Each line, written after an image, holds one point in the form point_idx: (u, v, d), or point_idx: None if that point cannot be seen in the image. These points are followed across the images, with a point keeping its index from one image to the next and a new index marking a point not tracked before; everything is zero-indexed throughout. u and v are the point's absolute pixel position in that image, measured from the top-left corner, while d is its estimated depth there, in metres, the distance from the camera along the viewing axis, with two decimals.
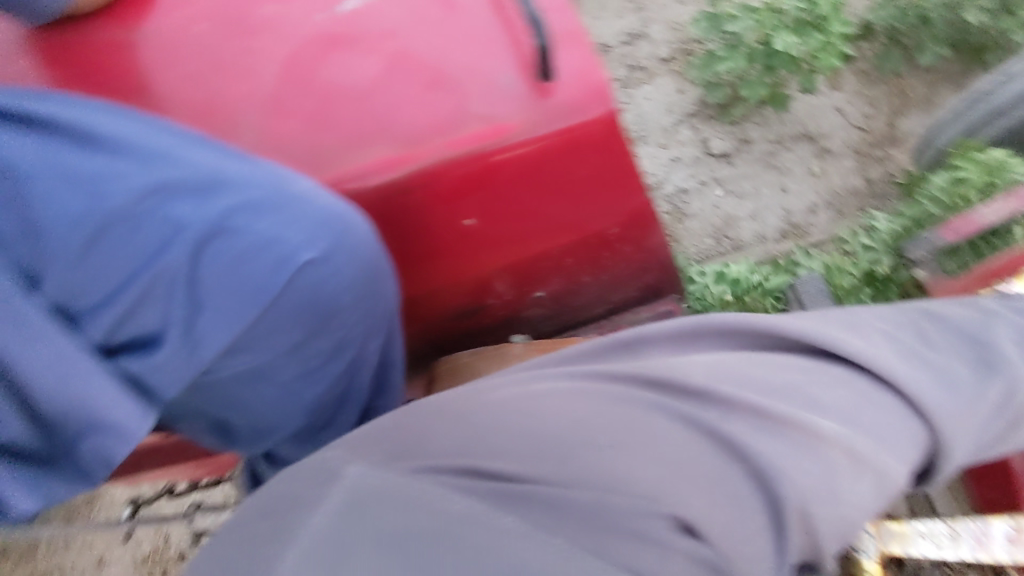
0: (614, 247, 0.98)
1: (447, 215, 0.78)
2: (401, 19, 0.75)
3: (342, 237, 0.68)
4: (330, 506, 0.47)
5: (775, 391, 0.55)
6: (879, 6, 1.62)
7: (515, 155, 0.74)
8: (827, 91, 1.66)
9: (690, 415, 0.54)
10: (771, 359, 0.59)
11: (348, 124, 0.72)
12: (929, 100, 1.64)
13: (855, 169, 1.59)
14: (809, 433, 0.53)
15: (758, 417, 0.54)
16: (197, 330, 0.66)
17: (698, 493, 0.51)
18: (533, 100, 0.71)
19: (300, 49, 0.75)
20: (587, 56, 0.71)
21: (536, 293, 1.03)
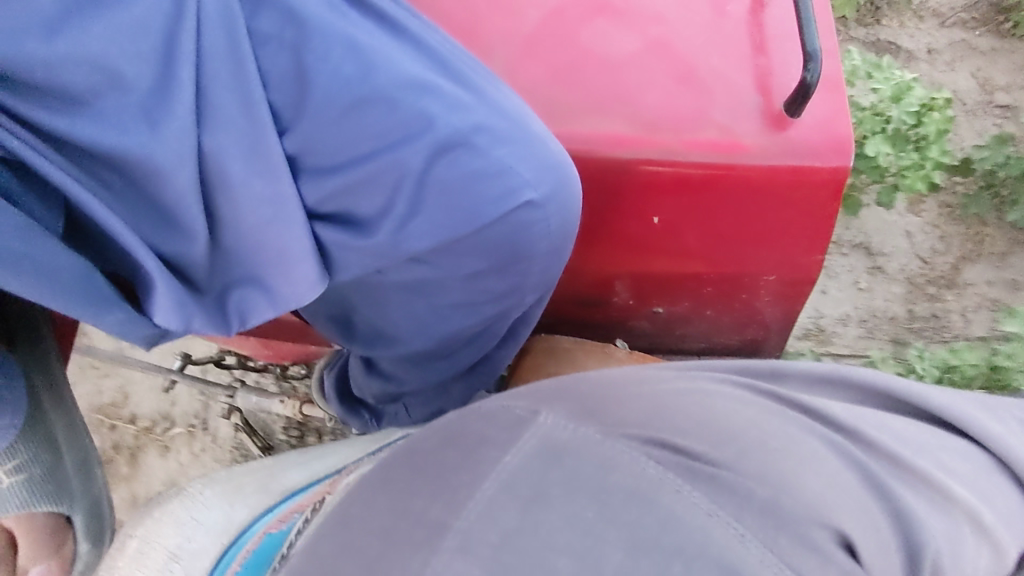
0: (754, 293, 0.94)
1: (642, 209, 0.77)
2: (671, 8, 0.77)
3: (563, 187, 0.68)
4: (526, 447, 0.43)
5: (930, 452, 0.50)
6: (987, 147, 1.50)
7: (735, 175, 0.72)
8: (902, 211, 1.56)
9: (863, 457, 0.47)
10: (906, 422, 0.53)
11: (591, 86, 0.72)
12: (1004, 256, 1.52)
13: (901, 297, 1.50)
14: (960, 505, 0.48)
15: (918, 474, 0.48)
16: (404, 227, 0.67)
17: (865, 522, 0.43)
18: (773, 131, 0.71)
19: (571, 7, 0.77)
20: (835, 108, 0.73)
21: (658, 309, 1.00)
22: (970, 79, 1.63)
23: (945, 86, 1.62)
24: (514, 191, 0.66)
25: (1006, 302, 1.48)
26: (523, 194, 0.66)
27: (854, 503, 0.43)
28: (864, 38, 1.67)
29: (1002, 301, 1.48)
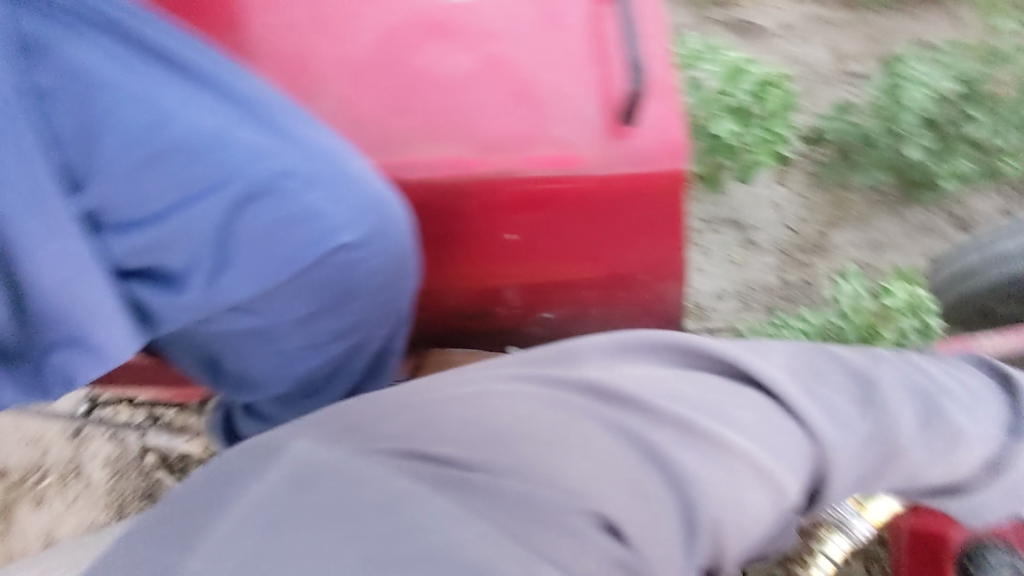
0: (632, 289, 0.96)
1: (496, 226, 0.80)
2: (503, 24, 0.76)
3: (382, 223, 0.67)
4: (271, 483, 0.51)
5: (715, 406, 0.56)
6: (832, 118, 1.60)
7: (576, 187, 0.74)
8: (768, 184, 1.66)
9: (642, 431, 0.54)
10: (700, 381, 0.58)
11: (426, 113, 0.73)
12: (868, 219, 1.60)
13: (774, 268, 1.59)
14: (744, 458, 0.53)
15: (682, 428, 0.54)
16: (219, 280, 0.67)
17: (622, 488, 0.50)
18: (610, 140, 0.73)
19: (402, 31, 0.76)
20: (670, 114, 0.75)
21: (544, 314, 1.01)
22: (824, 51, 1.75)
23: (799, 61, 1.75)
24: (330, 235, 0.65)
25: (873, 264, 1.56)
26: (337, 237, 0.66)
27: (615, 476, 0.51)
28: (723, 20, 1.81)
29: (867, 263, 1.56)
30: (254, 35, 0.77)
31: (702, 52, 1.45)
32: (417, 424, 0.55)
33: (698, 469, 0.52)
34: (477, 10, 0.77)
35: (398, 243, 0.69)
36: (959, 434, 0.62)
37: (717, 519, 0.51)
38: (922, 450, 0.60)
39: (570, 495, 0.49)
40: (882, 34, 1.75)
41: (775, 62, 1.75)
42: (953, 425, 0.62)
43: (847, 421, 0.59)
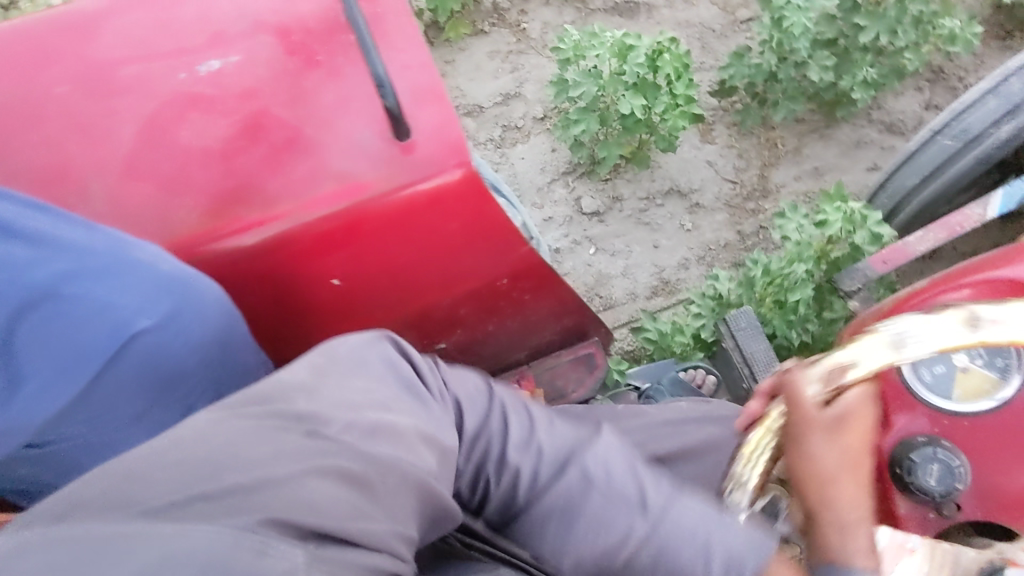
0: (511, 296, 0.97)
1: (316, 272, 0.79)
2: (263, 77, 0.76)
3: (186, 299, 0.65)
4: None
5: (398, 405, 0.57)
6: (731, 65, 1.65)
7: (375, 212, 0.76)
8: (697, 146, 1.71)
9: (321, 430, 0.51)
10: (358, 381, 0.56)
11: (202, 187, 0.73)
12: (799, 150, 1.70)
13: (726, 223, 1.65)
14: (405, 430, 0.54)
15: (359, 425, 0.52)
16: (17, 410, 0.58)
17: (318, 479, 0.48)
18: (389, 159, 0.75)
19: (156, 110, 0.74)
20: (444, 114, 0.75)
21: (439, 345, 1.02)
22: (711, 8, 1.83)
23: (691, 22, 1.82)
24: (123, 327, 0.63)
25: (816, 189, 1.66)
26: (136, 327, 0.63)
27: (339, 458, 0.49)
28: (603, 7, 1.83)
29: (812, 191, 1.66)
30: (10, 161, 0.71)
31: (584, 43, 1.46)
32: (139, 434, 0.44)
33: (373, 450, 0.51)
34: (234, 71, 0.75)
35: (214, 323, 0.67)
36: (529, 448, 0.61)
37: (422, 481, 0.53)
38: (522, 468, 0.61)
39: (296, 475, 0.47)
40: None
41: (668, 29, 1.81)
42: (508, 430, 0.63)
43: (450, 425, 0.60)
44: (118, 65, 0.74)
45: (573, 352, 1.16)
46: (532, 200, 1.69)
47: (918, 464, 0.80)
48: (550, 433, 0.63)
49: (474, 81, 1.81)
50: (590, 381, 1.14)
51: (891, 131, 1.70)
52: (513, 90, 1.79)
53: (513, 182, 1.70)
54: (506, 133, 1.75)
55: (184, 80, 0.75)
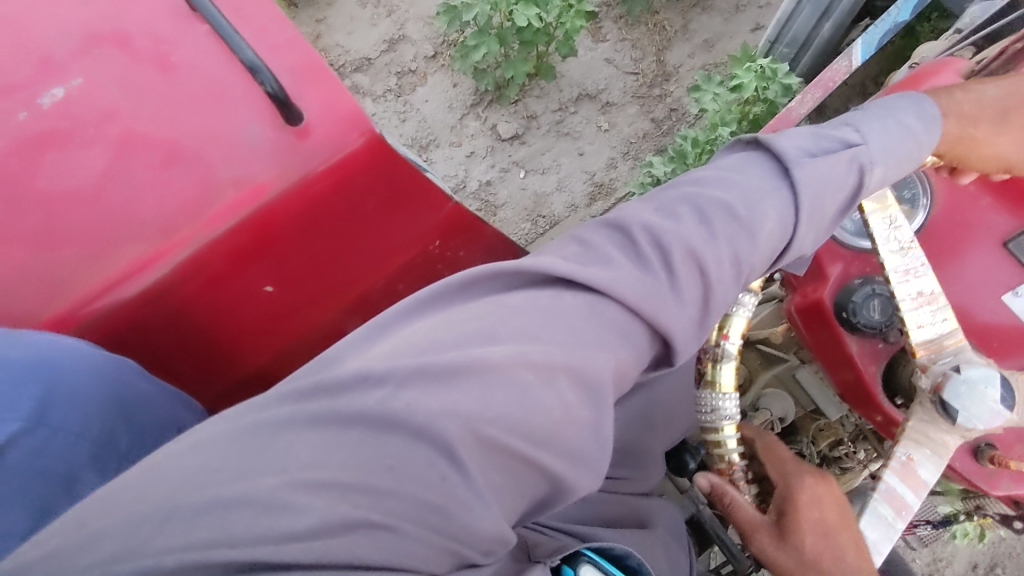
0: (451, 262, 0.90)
1: (242, 287, 0.75)
2: (118, 97, 0.67)
3: (56, 382, 0.64)
4: None
5: (523, 318, 0.52)
6: None
7: (283, 209, 0.74)
8: (591, 46, 1.76)
9: (377, 406, 0.47)
10: (457, 316, 0.53)
11: (86, 233, 0.66)
12: (686, 27, 1.77)
13: (639, 114, 1.71)
14: (511, 364, 0.49)
15: (452, 351, 0.50)
16: None
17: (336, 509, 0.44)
18: (282, 150, 0.72)
19: (2, 164, 0.65)
20: (331, 89, 0.72)
21: None
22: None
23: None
24: None
25: (712, 63, 1.74)
26: (9, 429, 0.62)
27: (337, 470, 0.45)
28: None
29: (709, 64, 1.74)
30: None
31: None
32: (177, 485, 0.44)
33: (486, 365, 0.49)
34: (81, 95, 0.66)
35: (94, 405, 0.65)
36: (747, 221, 0.58)
37: (569, 366, 0.51)
38: (715, 247, 0.57)
39: (273, 500, 0.43)
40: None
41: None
42: (681, 239, 0.56)
43: (614, 265, 0.56)
44: None
45: None
46: (447, 140, 1.70)
47: (861, 303, 0.82)
48: (761, 188, 0.59)
49: (354, 34, 1.76)
50: None
51: None
52: (396, 34, 1.75)
53: (423, 129, 1.70)
54: (402, 79, 1.73)
55: (26, 120, 0.64)
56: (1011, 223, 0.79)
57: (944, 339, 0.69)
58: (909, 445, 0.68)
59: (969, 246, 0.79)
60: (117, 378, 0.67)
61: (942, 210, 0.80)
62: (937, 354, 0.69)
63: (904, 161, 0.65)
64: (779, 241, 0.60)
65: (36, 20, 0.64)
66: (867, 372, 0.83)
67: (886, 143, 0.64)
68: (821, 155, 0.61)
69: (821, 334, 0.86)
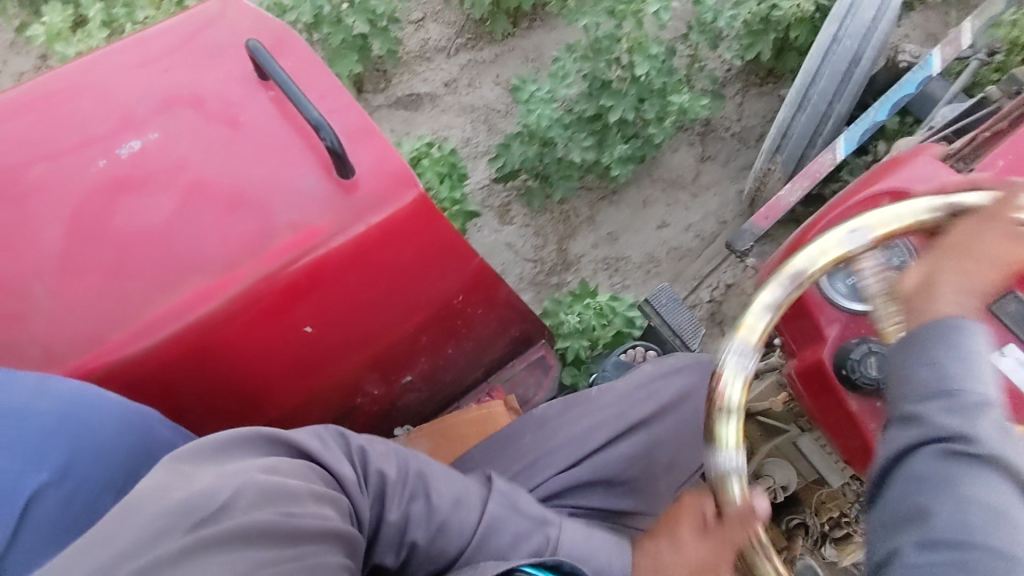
0: (464, 313, 1.07)
1: (285, 328, 0.80)
2: (189, 150, 0.76)
3: (85, 432, 0.65)
4: None
5: (298, 469, 0.65)
6: (508, 152, 1.64)
7: (331, 255, 0.78)
8: (495, 229, 1.75)
9: (240, 516, 0.58)
10: (232, 466, 0.62)
11: (152, 266, 0.72)
12: (593, 218, 1.75)
13: (533, 301, 1.69)
14: (303, 491, 0.62)
15: (267, 490, 0.60)
16: None
17: None
18: (336, 200, 0.77)
19: (82, 204, 0.72)
20: (380, 148, 0.79)
21: (406, 379, 1.09)
22: (494, 88, 1.87)
23: (475, 106, 1.86)
24: (23, 485, 0.61)
25: (613, 255, 1.70)
26: (35, 482, 0.61)
27: None
28: (386, 102, 1.87)
29: (610, 258, 1.70)
30: None
31: None
32: None
33: (291, 489, 0.62)
34: (157, 149, 0.75)
35: (117, 455, 0.66)
36: (440, 517, 0.75)
37: (332, 514, 0.63)
38: (402, 503, 0.73)
39: None
40: (534, 52, 1.90)
41: (453, 116, 1.85)
42: (377, 472, 0.73)
43: (336, 455, 0.70)
44: (24, 168, 0.73)
45: (526, 357, 1.33)
46: None
47: (858, 361, 0.89)
48: (467, 499, 0.78)
49: None
50: (547, 381, 1.32)
51: (672, 187, 1.75)
52: None
53: None
54: None
55: (105, 167, 0.73)
56: None
57: None
58: None
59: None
60: (140, 426, 0.69)
61: None
62: None
63: (596, 543, 0.75)
64: (455, 549, 0.75)
65: (122, 86, 0.77)
66: (866, 430, 0.90)
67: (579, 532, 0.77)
68: (525, 516, 0.78)
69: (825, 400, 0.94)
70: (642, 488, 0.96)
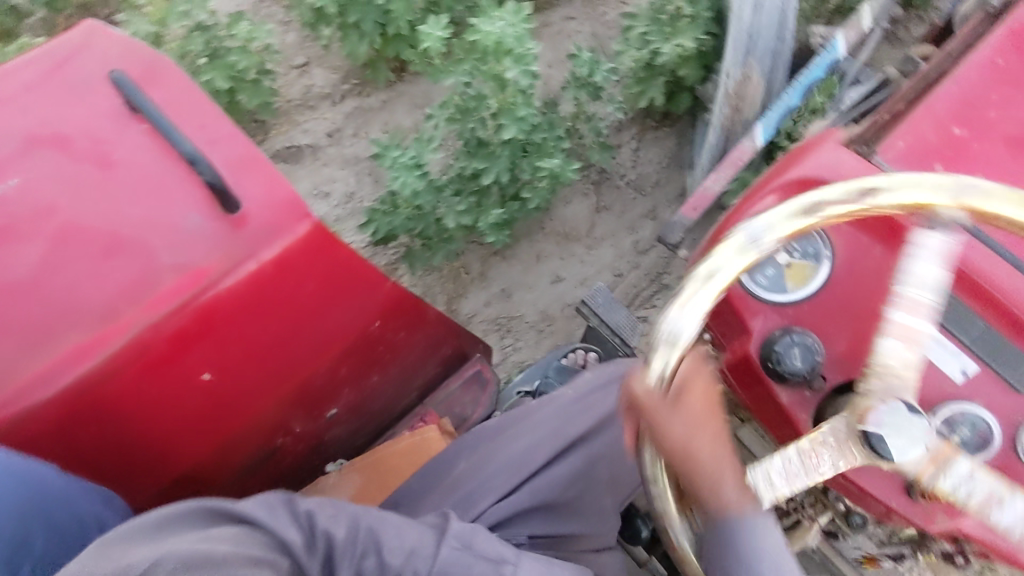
0: (387, 339, 1.03)
1: (183, 375, 0.76)
2: (60, 192, 0.69)
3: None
4: None
5: (228, 537, 0.60)
6: (383, 214, 1.61)
7: (222, 296, 0.73)
8: None
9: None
10: (165, 536, 0.58)
11: (23, 321, 0.66)
12: (485, 274, 1.80)
13: None
14: (225, 558, 0.57)
15: (185, 556, 0.55)
16: None
17: None
18: (224, 236, 0.72)
19: None
20: (268, 177, 0.74)
21: (331, 411, 1.06)
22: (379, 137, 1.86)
23: (358, 158, 1.85)
24: None
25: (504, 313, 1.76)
26: None
27: None
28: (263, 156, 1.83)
29: (502, 315, 1.76)
30: None
31: None
32: None
33: (211, 554, 0.57)
34: (24, 191, 0.68)
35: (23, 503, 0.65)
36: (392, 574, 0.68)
37: None
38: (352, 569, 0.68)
39: None
40: (422, 98, 1.90)
41: (336, 169, 1.84)
42: (319, 535, 0.68)
43: (281, 524, 0.65)
44: None
45: (461, 375, 1.31)
46: None
47: (783, 352, 0.88)
48: (424, 546, 0.72)
49: None
50: (485, 398, 1.30)
51: (568, 240, 1.81)
52: None
53: None
54: None
55: None
56: (901, 270, 0.90)
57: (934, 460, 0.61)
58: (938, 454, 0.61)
59: (868, 291, 0.91)
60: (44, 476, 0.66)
61: (841, 264, 0.91)
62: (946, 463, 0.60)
63: None
64: None
65: None
66: (798, 423, 0.90)
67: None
68: (487, 560, 0.72)
69: (758, 392, 0.94)
70: (583, 509, 0.92)
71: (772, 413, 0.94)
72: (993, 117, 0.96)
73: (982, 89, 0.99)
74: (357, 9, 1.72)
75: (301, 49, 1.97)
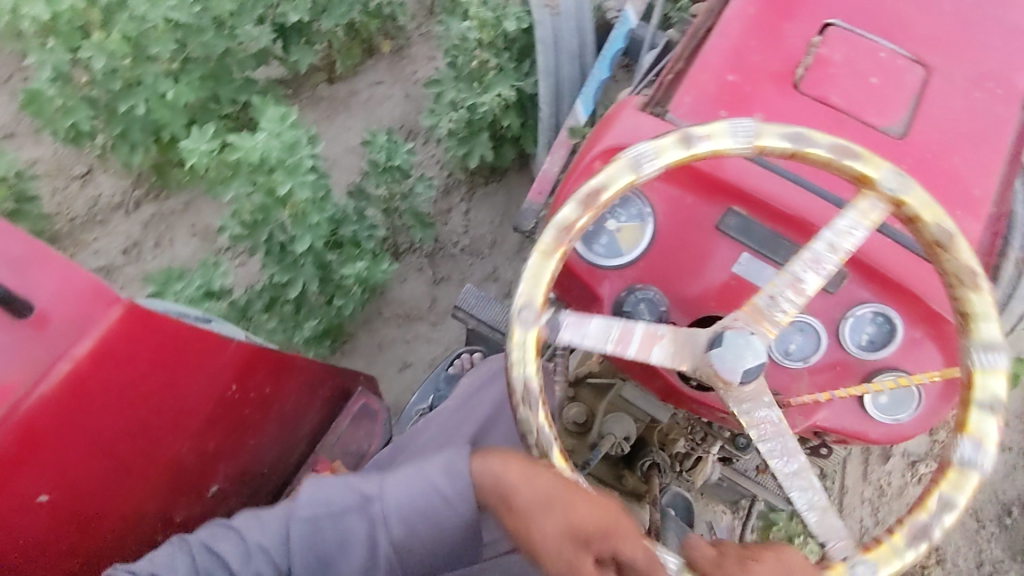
0: (248, 399, 0.99)
1: (17, 501, 0.67)
2: None
3: None
4: None
5: None
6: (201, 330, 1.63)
7: (38, 408, 0.66)
8: None
9: None
10: None
11: None
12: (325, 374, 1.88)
13: None
14: None
15: None
16: None
17: None
18: (23, 342, 0.66)
19: None
20: (59, 270, 0.70)
21: (213, 489, 0.98)
22: (188, 240, 1.94)
23: (167, 267, 1.90)
24: None
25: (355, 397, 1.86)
26: None
27: None
28: None
29: None
30: None
31: None
32: None
33: None
34: None
35: None
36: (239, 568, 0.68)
37: None
38: None
39: None
40: None
41: (138, 289, 1.88)
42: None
43: None
44: None
45: (347, 413, 1.29)
46: None
47: (632, 310, 0.94)
48: (273, 525, 0.71)
49: None
50: (378, 427, 1.29)
51: (410, 319, 1.93)
52: None
53: None
54: None
55: None
56: (715, 211, 0.97)
57: (770, 309, 0.76)
58: (765, 305, 0.76)
59: (691, 237, 0.97)
60: None
61: (662, 219, 0.98)
62: (772, 305, 0.76)
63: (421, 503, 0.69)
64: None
65: None
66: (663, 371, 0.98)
67: (407, 488, 0.70)
68: (338, 502, 0.70)
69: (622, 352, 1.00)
70: None
71: (641, 368, 1.01)
72: (758, 61, 1.07)
73: (743, 38, 1.09)
74: (120, 121, 1.74)
75: (80, 158, 2.01)
